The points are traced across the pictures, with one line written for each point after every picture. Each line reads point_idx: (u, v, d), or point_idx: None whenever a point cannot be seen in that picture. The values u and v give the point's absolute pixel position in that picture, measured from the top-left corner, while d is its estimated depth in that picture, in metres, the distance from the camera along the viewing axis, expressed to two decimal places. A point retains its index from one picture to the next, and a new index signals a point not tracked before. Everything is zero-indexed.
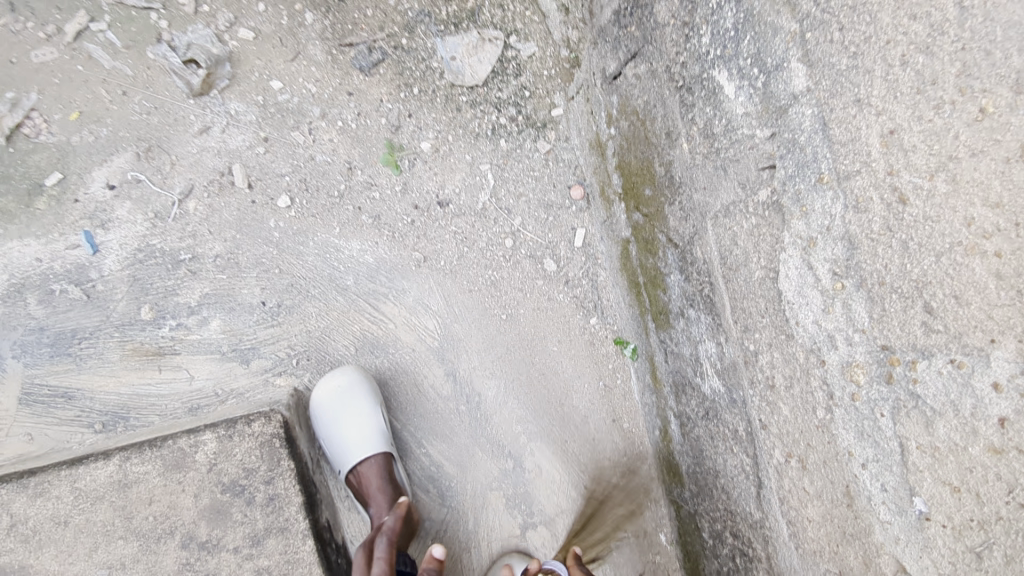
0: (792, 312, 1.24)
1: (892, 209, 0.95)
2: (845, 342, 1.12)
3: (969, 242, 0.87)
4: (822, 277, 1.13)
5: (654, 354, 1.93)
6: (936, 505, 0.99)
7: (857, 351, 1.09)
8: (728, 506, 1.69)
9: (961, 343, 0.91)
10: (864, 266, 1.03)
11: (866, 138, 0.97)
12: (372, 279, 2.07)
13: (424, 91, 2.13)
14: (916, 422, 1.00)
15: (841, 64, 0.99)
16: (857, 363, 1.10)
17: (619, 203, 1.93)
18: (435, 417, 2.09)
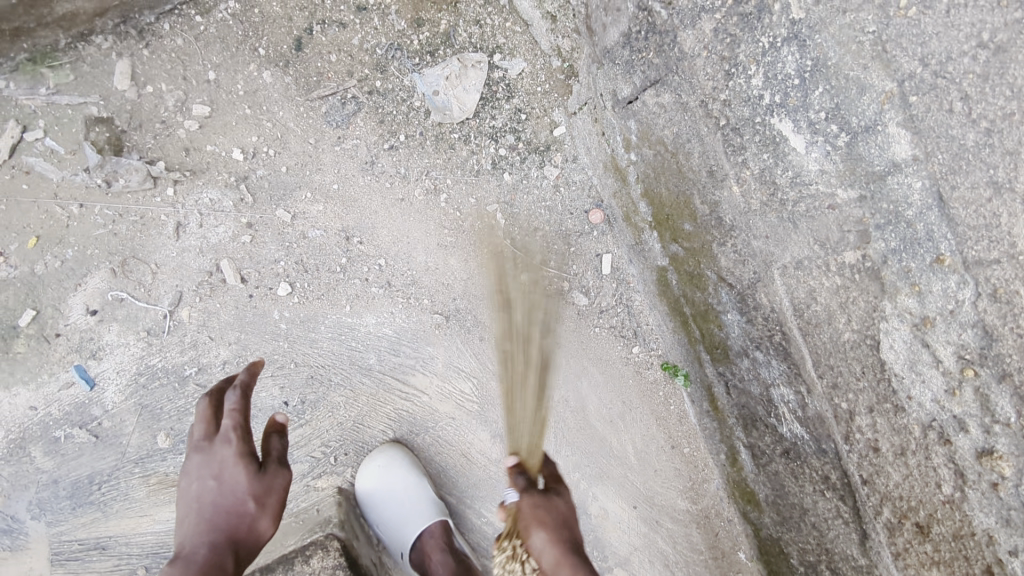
0: (901, 384, 1.10)
1: None
2: (980, 429, 0.99)
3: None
4: (946, 362, 0.99)
5: (712, 383, 1.81)
6: None
7: (996, 441, 0.97)
8: (822, 543, 1.58)
9: None
10: (1007, 358, 0.92)
11: (1009, 229, 0.87)
12: (395, 352, 1.91)
13: (411, 135, 1.92)
14: None
15: (966, 139, 0.88)
16: (998, 453, 0.97)
17: (650, 231, 1.76)
18: (487, 483, 1.96)
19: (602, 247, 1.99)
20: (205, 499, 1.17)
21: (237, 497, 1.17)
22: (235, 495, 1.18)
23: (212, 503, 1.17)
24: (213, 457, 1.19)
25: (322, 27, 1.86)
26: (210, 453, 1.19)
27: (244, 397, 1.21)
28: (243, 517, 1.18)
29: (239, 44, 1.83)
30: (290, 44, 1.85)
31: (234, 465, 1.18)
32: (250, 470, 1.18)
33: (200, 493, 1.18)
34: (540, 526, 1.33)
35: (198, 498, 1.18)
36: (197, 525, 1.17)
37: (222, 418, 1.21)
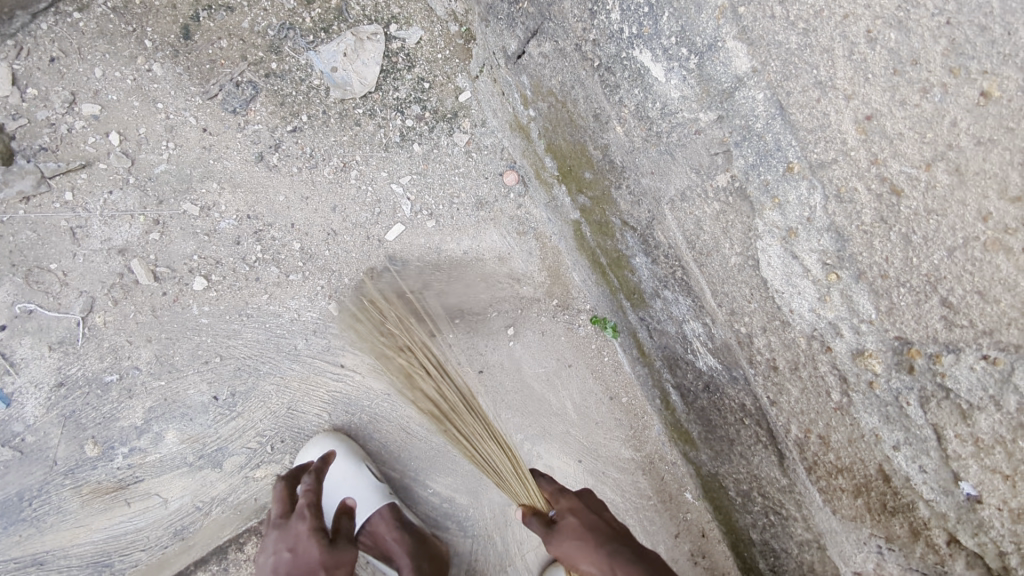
0: (783, 300, 1.15)
1: (884, 200, 0.95)
2: (851, 330, 1.06)
3: (986, 237, 0.88)
4: (812, 267, 1.06)
5: (636, 330, 1.83)
6: (987, 489, 0.98)
7: (866, 340, 1.05)
8: (751, 470, 1.62)
9: (993, 339, 0.91)
10: (859, 257, 1.00)
11: (839, 126, 0.96)
12: (322, 335, 1.90)
13: (315, 115, 1.90)
14: (950, 411, 0.98)
15: (790, 42, 0.96)
16: (869, 352, 1.05)
17: (559, 186, 1.77)
18: (431, 454, 1.98)
19: (521, 208, 2.00)
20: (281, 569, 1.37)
21: (311, 567, 1.39)
22: (308, 564, 1.39)
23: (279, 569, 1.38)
24: (288, 533, 1.43)
25: (208, 12, 1.82)
26: (286, 529, 1.43)
27: (317, 477, 1.55)
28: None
29: (123, 37, 1.78)
30: (178, 33, 1.81)
31: (308, 538, 1.41)
32: (321, 545, 1.42)
33: (274, 563, 1.39)
34: (588, 555, 1.38)
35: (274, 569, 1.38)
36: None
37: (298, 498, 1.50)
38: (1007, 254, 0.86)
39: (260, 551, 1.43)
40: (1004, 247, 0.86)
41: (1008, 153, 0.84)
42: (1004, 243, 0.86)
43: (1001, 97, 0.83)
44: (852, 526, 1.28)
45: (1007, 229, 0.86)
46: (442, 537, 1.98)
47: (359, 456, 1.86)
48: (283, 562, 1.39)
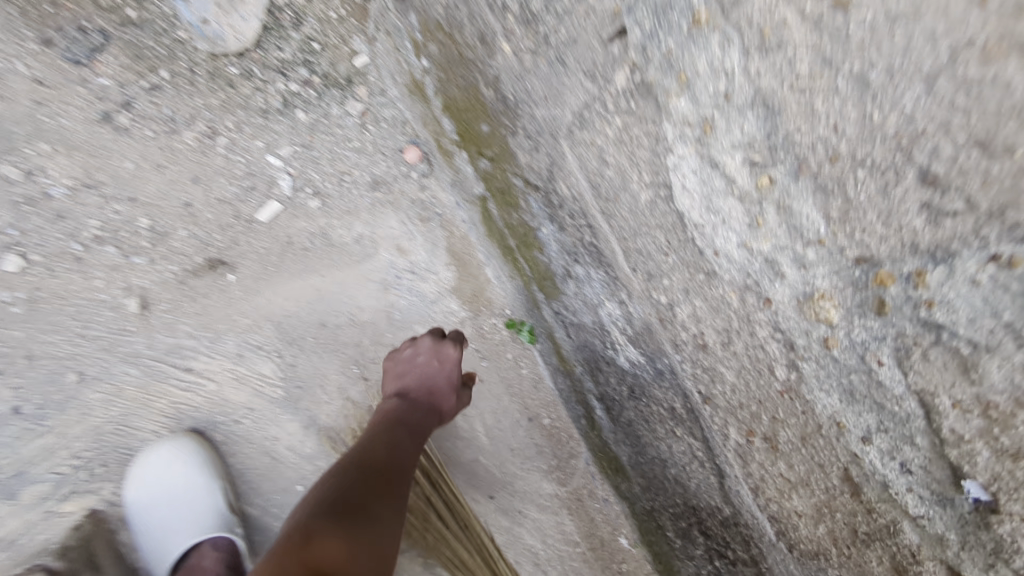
0: (705, 239, 0.83)
1: (823, 22, 0.60)
2: (795, 266, 0.75)
3: (984, 37, 0.52)
4: (737, 173, 0.75)
5: (553, 330, 1.52)
6: (1005, 491, 0.67)
7: (816, 276, 0.74)
8: (688, 500, 1.27)
9: (1006, 224, 0.57)
10: (798, 142, 0.69)
11: None
12: (173, 334, 1.56)
13: (178, 72, 1.57)
14: (938, 364, 0.67)
15: None
16: (822, 292, 0.74)
17: (460, 153, 1.48)
18: (301, 485, 1.62)
19: (425, 191, 1.69)
20: (423, 371, 1.47)
21: (445, 390, 1.46)
22: (445, 386, 1.46)
23: (433, 383, 1.45)
24: (438, 350, 1.49)
25: None
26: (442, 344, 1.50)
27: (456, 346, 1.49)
28: (439, 399, 1.46)
29: None
30: None
31: (453, 363, 1.47)
32: (454, 385, 1.48)
33: (422, 367, 1.47)
34: None
35: (421, 373, 1.47)
36: (410, 387, 1.46)
37: (441, 348, 1.48)
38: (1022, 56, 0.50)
39: (411, 349, 1.50)
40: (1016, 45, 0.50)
41: None
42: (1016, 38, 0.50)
43: None
44: (812, 566, 0.98)
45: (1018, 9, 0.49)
46: None
47: (217, 474, 1.55)
48: (431, 369, 1.46)
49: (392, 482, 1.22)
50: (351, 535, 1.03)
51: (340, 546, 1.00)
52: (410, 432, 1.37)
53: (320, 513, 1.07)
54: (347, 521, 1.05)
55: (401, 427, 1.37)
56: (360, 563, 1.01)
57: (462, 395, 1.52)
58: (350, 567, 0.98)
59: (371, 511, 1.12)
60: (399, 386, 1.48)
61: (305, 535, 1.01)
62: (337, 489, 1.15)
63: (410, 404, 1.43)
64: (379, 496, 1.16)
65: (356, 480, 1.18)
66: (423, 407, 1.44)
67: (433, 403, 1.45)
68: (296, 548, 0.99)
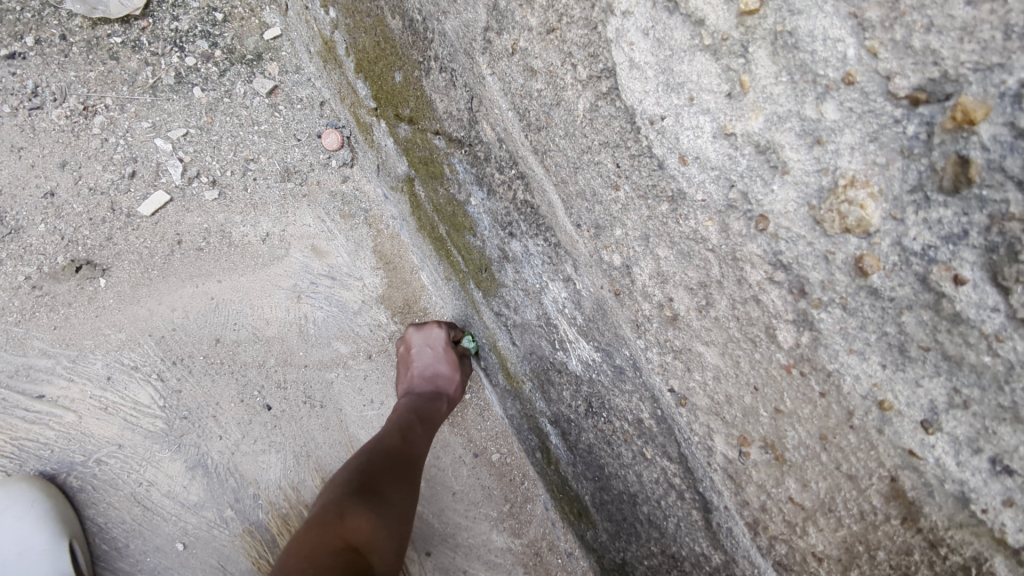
0: (676, 135, 0.60)
1: None
2: (808, 147, 0.53)
3: None
4: (712, 12, 0.54)
5: (495, 338, 1.23)
6: None
7: (842, 152, 0.52)
8: (667, 549, 0.96)
9: None
10: None
11: None
12: (22, 352, 1.28)
13: (48, 40, 1.35)
14: None
15: None
16: (849, 178, 0.52)
17: (378, 124, 1.22)
18: (180, 543, 1.28)
19: (347, 182, 1.43)
20: (421, 362, 1.26)
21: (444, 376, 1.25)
22: (448, 368, 1.26)
23: (431, 370, 1.25)
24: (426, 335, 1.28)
25: None
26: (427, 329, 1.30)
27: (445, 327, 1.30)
28: (443, 388, 1.25)
29: None
30: None
31: (443, 343, 1.27)
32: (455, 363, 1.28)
33: (419, 362, 1.26)
34: None
35: (415, 365, 1.26)
36: (415, 382, 1.25)
37: (431, 331, 1.28)
38: None
39: (404, 343, 1.29)
40: None
41: None
42: None
43: None
44: None
45: None
46: None
47: (65, 529, 1.21)
48: (426, 359, 1.26)
49: (413, 469, 1.06)
50: (379, 507, 0.92)
51: (368, 521, 0.88)
52: (419, 416, 1.17)
53: (349, 490, 0.94)
54: (370, 499, 0.93)
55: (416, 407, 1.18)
56: (383, 545, 0.88)
57: (466, 376, 1.31)
58: (378, 546, 0.87)
59: (389, 494, 0.96)
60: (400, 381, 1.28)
61: (335, 512, 0.89)
62: (359, 473, 0.99)
63: (418, 396, 1.22)
64: (402, 478, 1.01)
65: (381, 460, 1.02)
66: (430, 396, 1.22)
67: (437, 390, 1.25)
68: (327, 524, 0.86)
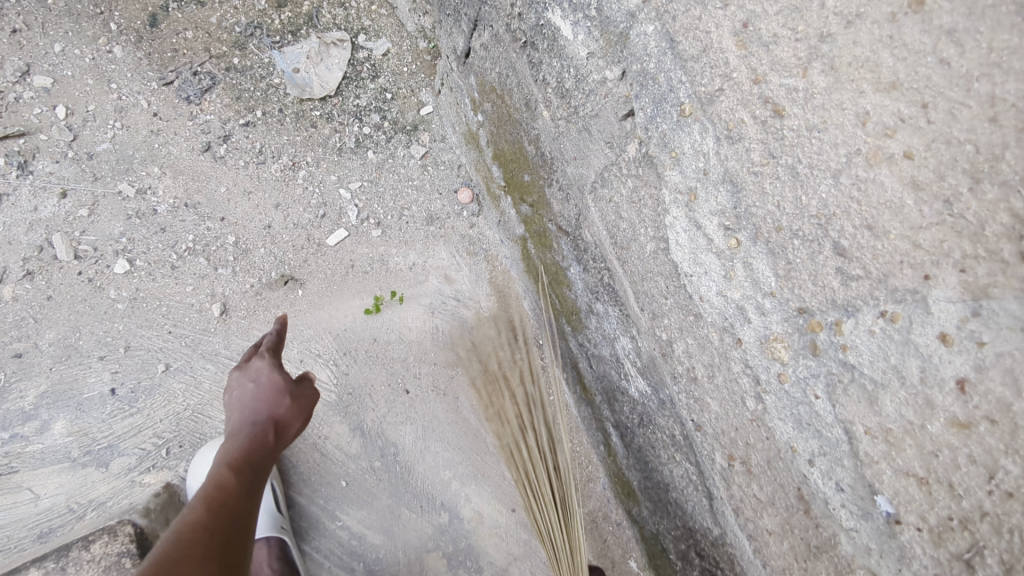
0: (694, 287, 0.99)
1: (769, 126, 0.76)
2: (757, 313, 0.87)
3: (867, 148, 0.68)
4: (715, 238, 0.88)
5: (577, 359, 1.67)
6: (904, 503, 0.75)
7: (772, 322, 0.85)
8: (687, 523, 1.40)
9: (890, 288, 0.70)
10: (755, 209, 0.81)
11: (719, 43, 0.78)
12: (246, 337, 1.77)
13: (270, 112, 1.85)
14: (858, 400, 0.77)
15: None
16: (775, 336, 0.85)
17: (506, 197, 1.68)
18: (343, 481, 1.80)
19: (473, 228, 1.91)
20: (244, 399, 1.14)
21: (269, 396, 1.15)
22: (273, 391, 1.16)
23: (252, 396, 1.14)
24: (249, 372, 1.19)
25: (178, 5, 1.84)
26: (246, 367, 1.20)
27: (272, 357, 1.23)
28: (274, 413, 1.14)
29: (90, 19, 1.79)
30: (145, 20, 1.82)
31: (267, 370, 1.19)
32: (286, 384, 1.19)
33: (237, 394, 1.16)
34: None
35: (240, 405, 1.14)
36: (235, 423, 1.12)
37: (253, 358, 1.22)
38: (890, 163, 0.67)
39: (230, 388, 1.18)
40: (884, 156, 0.67)
41: (876, 27, 0.65)
42: (885, 150, 0.67)
43: None
44: None
45: (886, 130, 0.66)
46: None
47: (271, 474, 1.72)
48: (245, 393, 1.15)
49: (247, 518, 0.92)
50: None
51: None
52: (241, 459, 1.01)
53: None
54: None
55: (245, 433, 1.08)
56: None
57: (303, 404, 1.21)
58: None
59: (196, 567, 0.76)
60: (220, 453, 1.03)
61: None
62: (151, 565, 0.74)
63: (241, 440, 1.06)
64: (229, 538, 0.85)
65: (190, 533, 0.81)
66: (251, 435, 1.07)
67: (265, 416, 1.12)
68: None
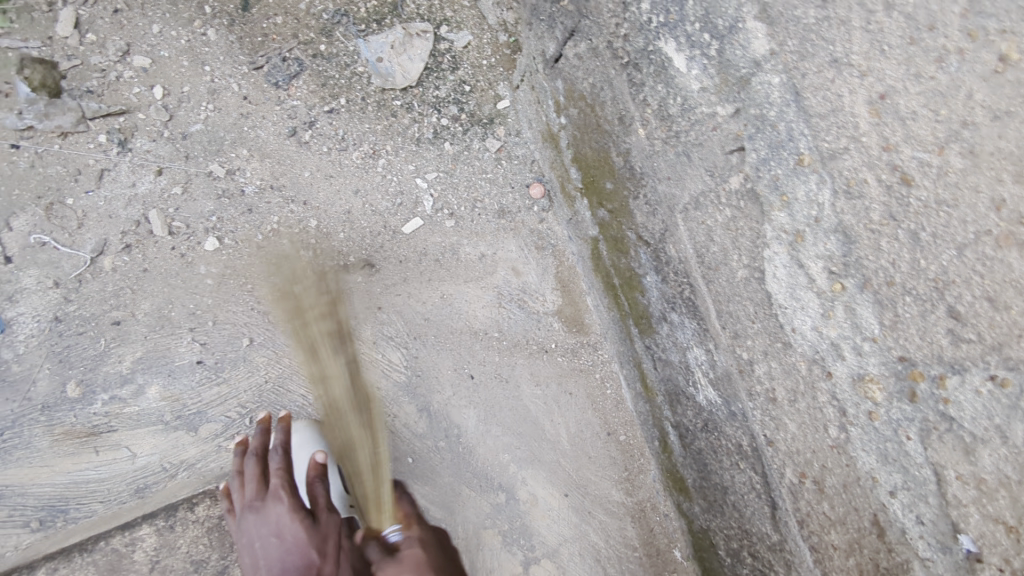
0: (787, 317, 1.13)
1: (893, 190, 0.97)
2: (853, 352, 1.05)
3: (1000, 231, 0.89)
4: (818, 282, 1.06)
5: (641, 360, 1.74)
6: (988, 545, 0.94)
7: (868, 363, 1.03)
8: (742, 525, 1.47)
9: (1001, 358, 0.90)
10: (867, 263, 1.01)
11: (852, 107, 0.99)
12: None
13: (354, 100, 1.90)
14: (953, 447, 0.96)
15: (808, 17, 1.01)
16: (870, 376, 1.03)
17: (582, 199, 1.72)
18: (410, 457, 1.89)
19: (543, 223, 1.96)
20: (271, 556, 1.32)
21: (300, 544, 1.32)
22: (296, 542, 1.33)
23: (275, 554, 1.32)
24: (266, 515, 1.37)
25: None
26: (263, 512, 1.38)
27: (286, 460, 1.47)
28: (310, 566, 1.30)
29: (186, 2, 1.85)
30: (238, 3, 1.87)
31: (288, 518, 1.36)
32: (299, 535, 1.34)
33: (264, 552, 1.34)
34: None
35: (263, 556, 1.33)
36: None
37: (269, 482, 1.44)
38: (1019, 247, 0.88)
39: (246, 537, 1.38)
40: (1016, 240, 0.88)
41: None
42: (1017, 236, 0.88)
43: (1017, 62, 0.87)
44: None
45: (1020, 220, 0.88)
46: None
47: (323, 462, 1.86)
48: (272, 547, 1.34)
49: None
50: None
51: None
52: None
53: None
54: None
55: None
56: None
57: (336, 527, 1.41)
58: None
59: None
60: None
61: None
62: None
63: None
64: None
65: None
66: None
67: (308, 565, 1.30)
68: None
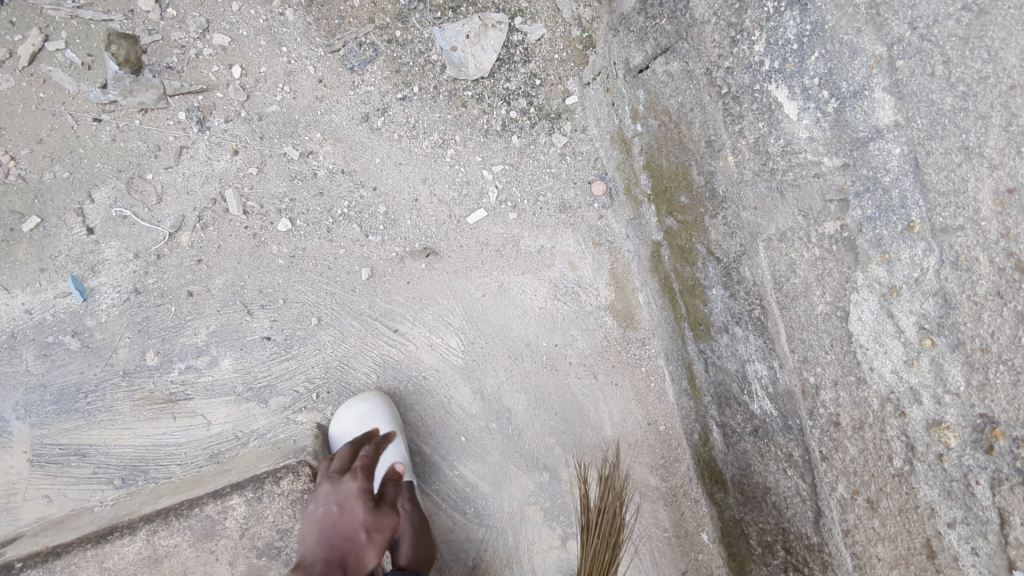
0: (865, 356, 1.22)
1: (1005, 273, 1.03)
2: (932, 400, 1.13)
3: None
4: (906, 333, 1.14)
5: (692, 361, 1.83)
6: None
7: (946, 412, 1.12)
8: (781, 523, 1.56)
9: None
10: (963, 326, 1.08)
11: (976, 194, 1.04)
12: (387, 300, 1.94)
13: (426, 89, 1.93)
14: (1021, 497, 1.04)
15: (945, 103, 1.06)
16: (948, 424, 1.12)
17: (649, 205, 1.78)
18: (464, 437, 2.00)
19: (602, 219, 2.02)
20: (326, 522, 1.30)
21: (353, 527, 1.30)
22: (350, 522, 1.30)
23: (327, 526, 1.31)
24: (339, 488, 1.32)
25: None
26: (337, 484, 1.33)
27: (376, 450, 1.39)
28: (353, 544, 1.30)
29: None
30: None
31: (355, 498, 1.30)
32: (355, 520, 1.31)
33: (320, 515, 1.32)
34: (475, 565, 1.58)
35: (321, 519, 1.32)
36: (314, 542, 1.32)
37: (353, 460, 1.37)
38: None
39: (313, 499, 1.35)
40: None
41: None
42: None
43: None
44: None
45: None
46: (458, 520, 2.00)
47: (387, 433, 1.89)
48: (329, 516, 1.31)
49: None
50: None
51: None
52: None
53: None
54: None
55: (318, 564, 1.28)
56: None
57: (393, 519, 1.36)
58: None
59: None
60: None
61: None
62: None
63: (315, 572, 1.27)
64: None
65: None
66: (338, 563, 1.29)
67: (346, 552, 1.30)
68: None
